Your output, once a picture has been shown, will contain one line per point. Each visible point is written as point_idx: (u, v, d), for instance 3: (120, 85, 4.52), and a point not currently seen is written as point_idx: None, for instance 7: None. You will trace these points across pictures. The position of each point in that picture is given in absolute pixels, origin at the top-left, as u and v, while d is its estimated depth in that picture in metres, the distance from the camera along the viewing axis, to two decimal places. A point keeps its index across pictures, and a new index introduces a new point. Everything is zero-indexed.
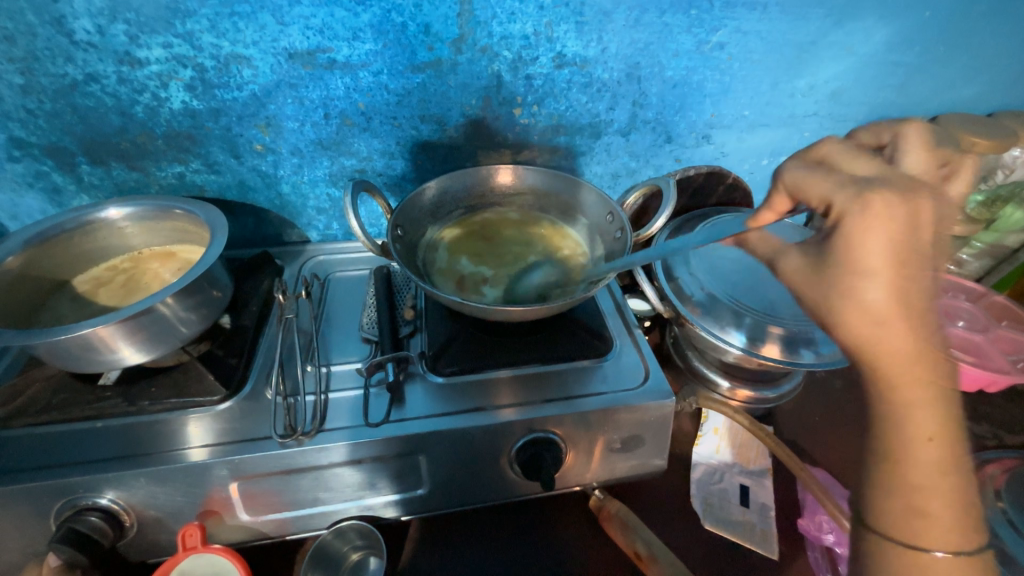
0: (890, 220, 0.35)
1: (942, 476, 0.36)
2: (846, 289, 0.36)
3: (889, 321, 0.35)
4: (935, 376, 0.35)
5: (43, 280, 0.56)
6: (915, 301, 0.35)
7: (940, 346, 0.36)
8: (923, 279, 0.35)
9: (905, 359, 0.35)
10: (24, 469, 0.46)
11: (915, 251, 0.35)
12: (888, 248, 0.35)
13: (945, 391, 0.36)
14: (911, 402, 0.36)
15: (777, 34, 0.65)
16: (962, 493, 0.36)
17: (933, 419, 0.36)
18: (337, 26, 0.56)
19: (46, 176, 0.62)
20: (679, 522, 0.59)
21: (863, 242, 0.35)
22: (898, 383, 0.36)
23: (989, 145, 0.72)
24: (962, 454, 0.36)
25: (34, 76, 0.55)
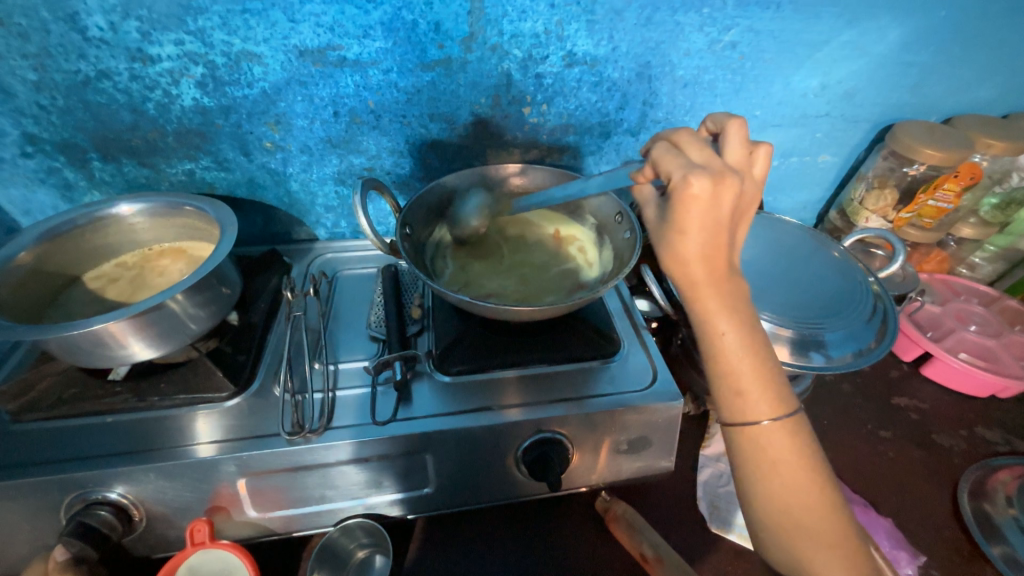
0: (706, 193, 0.40)
1: (748, 357, 0.43)
2: (669, 242, 0.43)
3: (695, 260, 0.42)
4: (728, 293, 0.43)
5: (55, 276, 0.56)
6: (715, 245, 0.42)
7: (730, 269, 0.43)
8: (718, 235, 0.42)
9: (704, 282, 0.43)
10: (35, 462, 0.46)
11: (720, 216, 0.41)
12: (700, 215, 0.40)
13: (740, 300, 0.43)
14: (712, 311, 0.43)
15: (790, 34, 0.64)
16: (768, 369, 0.44)
17: (731, 322, 0.43)
18: (348, 24, 0.56)
19: (58, 172, 0.63)
20: (686, 525, 0.59)
21: (685, 211, 0.40)
22: (702, 301, 0.43)
23: (1005, 147, 0.71)
24: (762, 338, 0.44)
25: (47, 72, 0.55)
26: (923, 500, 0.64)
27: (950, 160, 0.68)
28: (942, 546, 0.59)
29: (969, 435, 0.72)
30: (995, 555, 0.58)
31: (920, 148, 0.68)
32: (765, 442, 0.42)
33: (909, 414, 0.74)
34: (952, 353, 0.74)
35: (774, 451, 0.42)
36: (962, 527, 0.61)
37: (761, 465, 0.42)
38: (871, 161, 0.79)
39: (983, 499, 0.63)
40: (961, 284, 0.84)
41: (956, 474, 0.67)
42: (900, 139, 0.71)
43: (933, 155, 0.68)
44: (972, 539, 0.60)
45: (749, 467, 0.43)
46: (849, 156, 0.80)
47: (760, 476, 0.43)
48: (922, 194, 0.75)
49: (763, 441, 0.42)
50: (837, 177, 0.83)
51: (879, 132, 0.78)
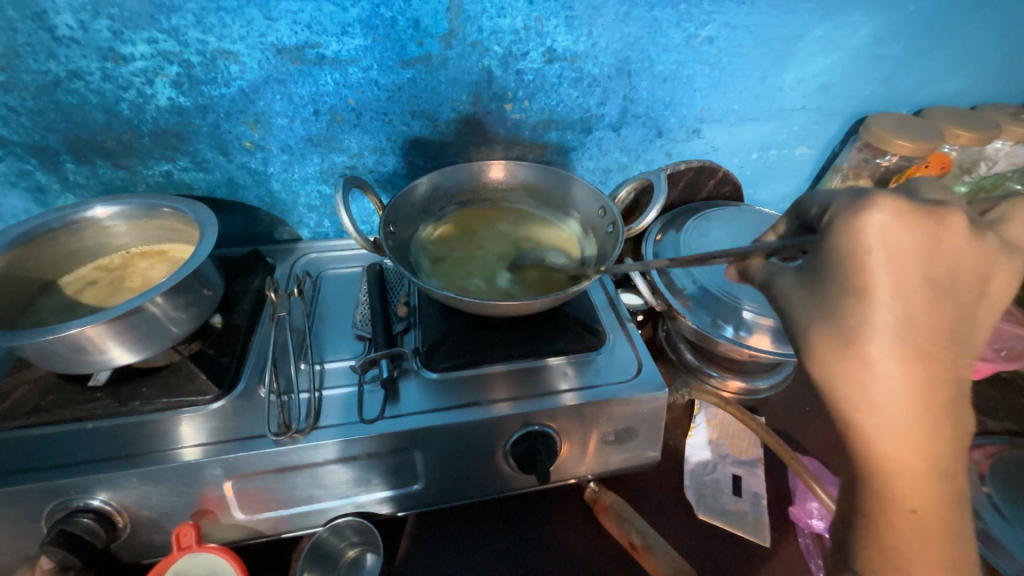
0: (907, 235, 0.35)
1: (934, 536, 0.35)
2: (854, 310, 0.36)
3: (896, 371, 0.35)
4: (936, 444, 0.35)
5: (29, 280, 0.55)
6: (927, 342, 0.35)
7: (943, 399, 0.35)
8: (930, 313, 0.35)
9: (902, 410, 0.35)
10: (13, 471, 0.45)
11: (935, 279, 0.35)
12: (898, 269, 0.35)
13: (947, 447, 0.35)
14: (901, 462, 0.35)
15: (764, 29, 0.65)
16: (959, 554, 0.36)
17: (926, 489, 0.35)
18: (326, 21, 0.55)
19: (30, 175, 0.61)
20: (674, 512, 0.60)
21: (880, 253, 0.35)
22: (890, 438, 0.35)
23: (973, 137, 0.73)
24: (954, 511, 0.36)
25: (15, 73, 0.54)
26: None
27: (920, 150, 0.70)
28: None
29: None
30: (969, 531, 0.60)
31: (891, 139, 0.70)
32: None
33: None
34: None
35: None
36: None
37: None
38: (846, 153, 0.81)
39: None
40: None
41: None
42: (872, 129, 0.73)
43: (904, 145, 0.70)
44: None
45: None
46: (825, 148, 0.82)
47: None
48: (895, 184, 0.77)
49: None
50: (815, 169, 0.85)
51: (853, 124, 0.80)
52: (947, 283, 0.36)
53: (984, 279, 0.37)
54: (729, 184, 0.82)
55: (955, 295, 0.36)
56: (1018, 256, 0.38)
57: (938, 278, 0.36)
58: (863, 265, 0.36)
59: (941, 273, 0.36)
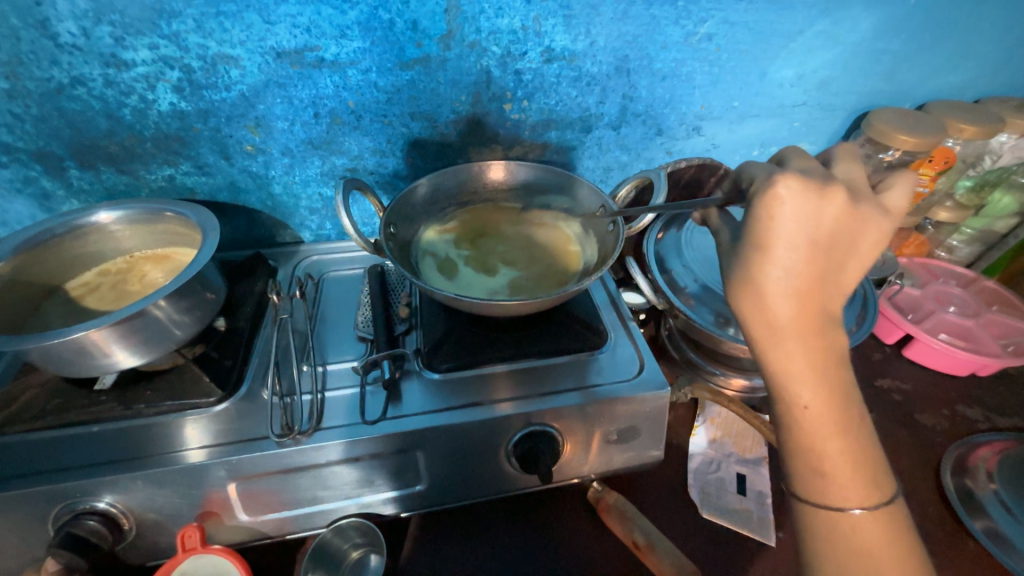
0: (798, 206, 0.37)
1: (836, 436, 0.40)
2: (750, 263, 0.39)
3: (783, 303, 0.38)
4: (818, 352, 0.39)
5: (35, 285, 0.55)
6: (808, 276, 0.38)
7: (823, 319, 0.39)
8: (814, 256, 0.38)
9: (788, 332, 0.39)
10: (20, 474, 0.46)
11: (819, 235, 0.37)
12: (791, 227, 0.37)
13: (831, 359, 0.40)
14: (798, 375, 0.39)
15: (764, 25, 0.65)
16: (858, 449, 0.40)
17: (821, 399, 0.40)
18: (325, 24, 0.55)
19: (35, 181, 0.62)
20: (678, 511, 0.60)
21: (776, 215, 0.37)
22: (784, 355, 0.39)
23: (976, 131, 0.72)
24: (850, 409, 0.40)
25: (19, 80, 0.54)
26: (907, 480, 0.65)
27: (923, 145, 0.70)
28: (927, 523, 0.61)
29: (951, 413, 0.74)
30: (977, 529, 0.60)
31: (894, 134, 0.70)
32: (849, 526, 0.39)
33: (893, 395, 0.76)
34: (932, 335, 0.76)
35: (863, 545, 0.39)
36: (946, 503, 0.63)
37: (840, 549, 0.39)
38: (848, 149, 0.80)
39: (965, 476, 0.65)
40: (940, 267, 0.86)
41: (939, 451, 0.69)
42: (874, 125, 0.72)
43: (907, 140, 0.69)
44: (955, 515, 0.61)
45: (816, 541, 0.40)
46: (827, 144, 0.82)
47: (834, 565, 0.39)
48: None
49: (849, 528, 0.39)
50: None
51: (855, 120, 0.79)
52: (833, 236, 0.38)
53: (872, 227, 0.39)
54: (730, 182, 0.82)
55: (845, 241, 0.39)
56: (890, 219, 0.40)
57: (828, 231, 0.38)
58: (757, 231, 0.38)
59: (832, 228, 0.38)
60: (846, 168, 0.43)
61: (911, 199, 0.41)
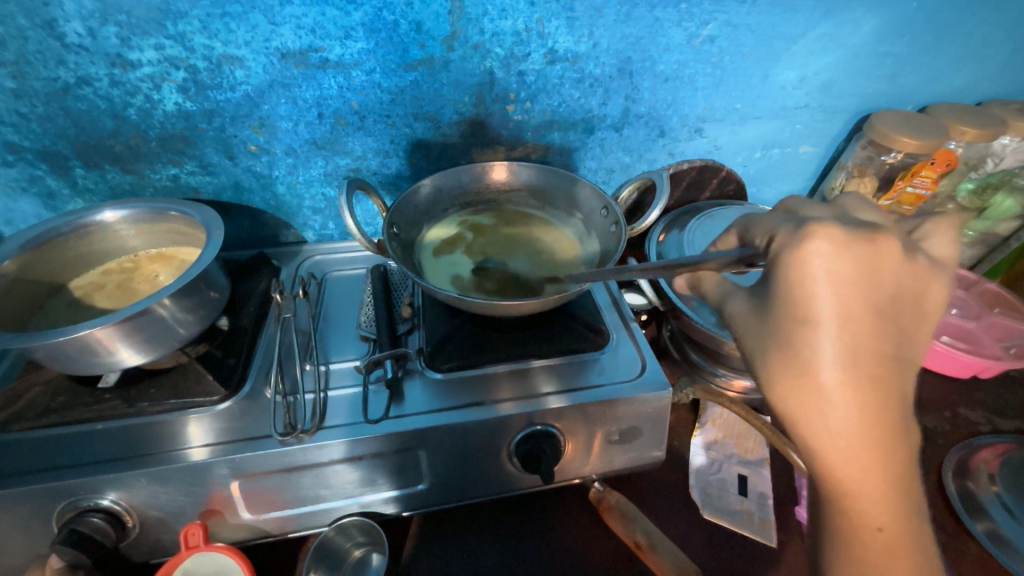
0: (844, 265, 0.34)
1: (909, 550, 0.35)
2: (796, 344, 0.35)
3: (843, 399, 0.34)
4: (883, 458, 0.35)
5: (40, 284, 0.56)
6: (874, 361, 0.34)
7: (897, 418, 0.35)
8: (878, 334, 0.34)
9: (857, 438, 0.34)
10: (25, 471, 0.46)
11: (877, 301, 0.34)
12: (843, 294, 0.34)
13: (904, 465, 0.35)
14: (860, 484, 0.35)
15: (767, 27, 0.65)
16: (932, 571, 0.36)
17: (888, 509, 0.35)
18: (329, 26, 0.56)
19: (41, 180, 0.62)
20: (679, 512, 0.60)
21: (820, 284, 0.34)
22: (851, 464, 0.35)
23: (978, 133, 0.72)
24: (918, 517, 0.36)
25: (26, 79, 0.55)
26: None
27: (925, 147, 0.70)
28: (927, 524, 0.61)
29: (953, 416, 0.74)
30: (978, 532, 0.60)
31: (896, 136, 0.70)
32: None
33: None
34: (934, 337, 0.76)
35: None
36: (947, 505, 0.63)
37: None
38: (850, 151, 0.80)
39: (967, 478, 0.65)
40: None
41: (941, 454, 0.69)
42: (876, 128, 0.73)
43: (909, 143, 0.70)
44: (957, 517, 0.62)
45: None
46: (829, 146, 0.82)
47: None
48: (899, 181, 0.77)
49: None
50: (819, 167, 0.85)
51: (857, 122, 0.79)
52: (887, 308, 0.35)
53: (926, 297, 0.36)
54: (732, 183, 0.82)
55: (899, 316, 0.35)
56: (945, 275, 0.37)
57: (880, 303, 0.34)
58: (801, 295, 0.35)
59: (883, 299, 0.35)
60: (869, 215, 0.41)
61: (956, 249, 0.39)
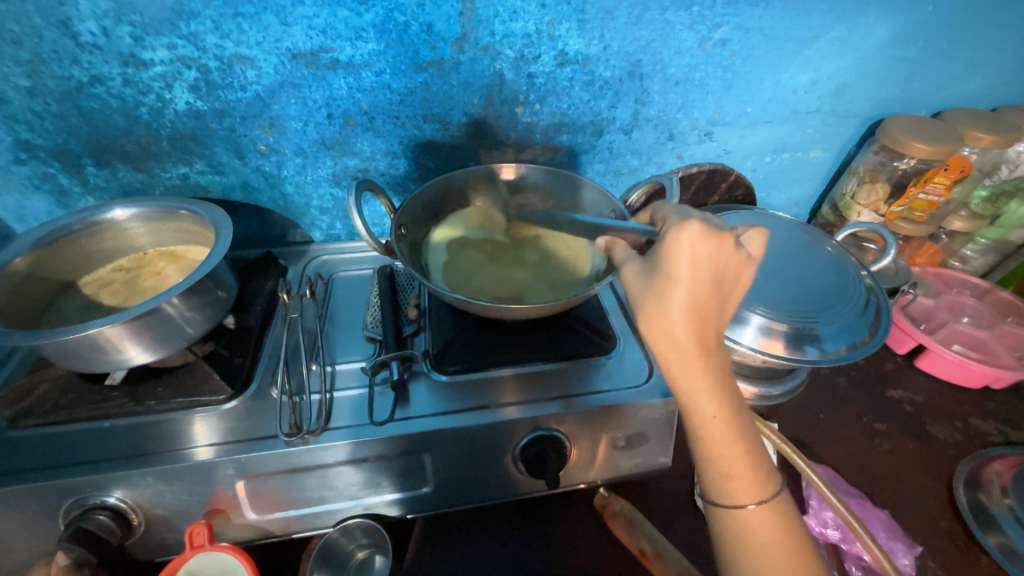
0: (698, 243, 0.39)
1: (736, 441, 0.40)
2: (656, 290, 0.39)
3: (684, 323, 0.39)
4: (713, 367, 0.40)
5: (51, 281, 0.56)
6: (707, 303, 0.39)
7: (720, 337, 0.40)
8: (713, 289, 0.39)
9: (691, 355, 0.39)
10: (34, 468, 0.46)
11: (716, 265, 0.39)
12: (694, 262, 0.38)
13: (727, 369, 0.41)
14: (699, 390, 0.40)
15: (779, 31, 0.65)
16: (754, 452, 0.41)
17: (720, 405, 0.40)
18: (340, 26, 0.56)
19: (53, 178, 0.63)
20: (685, 519, 0.59)
21: (680, 247, 0.39)
22: (687, 373, 0.40)
23: (993, 140, 0.71)
24: (743, 415, 0.41)
25: (40, 78, 0.55)
26: (918, 493, 0.64)
27: (938, 153, 0.69)
28: (938, 537, 0.60)
29: (964, 426, 0.73)
30: (991, 545, 0.59)
31: (909, 142, 0.69)
32: (751, 527, 0.40)
33: (904, 406, 0.75)
34: (946, 345, 0.75)
35: (765, 539, 0.40)
36: (959, 517, 0.62)
37: (753, 549, 0.40)
38: (862, 156, 0.79)
39: (978, 490, 0.64)
40: (954, 277, 0.85)
41: (951, 465, 0.68)
42: (889, 132, 0.72)
43: (922, 149, 0.69)
44: (968, 530, 0.61)
45: (733, 546, 0.41)
46: (840, 151, 0.81)
47: (745, 555, 0.40)
48: (913, 187, 0.76)
49: (754, 529, 0.40)
50: (829, 172, 0.84)
51: (870, 127, 0.78)
52: (726, 263, 0.39)
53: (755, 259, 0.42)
54: (741, 188, 0.82)
55: (737, 274, 0.40)
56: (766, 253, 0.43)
57: (721, 263, 0.39)
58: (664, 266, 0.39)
59: (725, 262, 0.39)
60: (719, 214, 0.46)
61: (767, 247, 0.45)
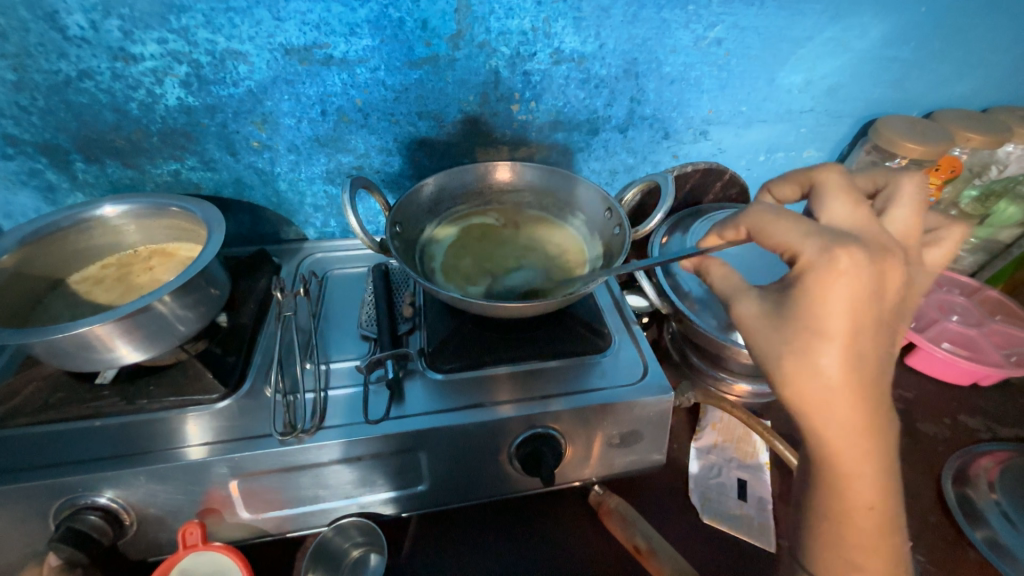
0: (854, 291, 0.37)
1: (871, 520, 0.40)
2: (809, 348, 0.38)
3: (836, 388, 0.38)
4: (865, 442, 0.39)
5: (39, 278, 0.55)
6: (867, 366, 0.38)
7: (874, 408, 0.39)
8: (874, 339, 0.38)
9: (846, 422, 0.38)
10: (23, 468, 0.46)
11: (880, 318, 0.38)
12: (846, 311, 0.37)
13: (877, 445, 0.39)
14: (842, 461, 0.39)
15: (774, 30, 0.65)
16: (890, 535, 0.40)
17: (865, 478, 0.40)
18: (334, 22, 0.55)
19: (40, 174, 0.62)
20: (679, 515, 0.60)
21: (845, 296, 0.37)
22: (830, 440, 0.39)
23: (984, 140, 0.72)
24: (887, 492, 0.40)
25: (27, 72, 0.54)
26: (908, 488, 0.65)
27: (930, 153, 0.70)
28: (926, 531, 0.61)
29: (953, 423, 0.74)
30: (978, 539, 0.60)
31: (900, 142, 0.70)
32: None
33: (895, 403, 0.76)
34: (935, 343, 0.76)
35: None
36: (947, 512, 0.63)
37: None
38: (854, 156, 0.80)
39: (966, 485, 0.65)
40: (944, 275, 0.86)
41: (940, 461, 0.69)
42: (881, 133, 0.72)
43: (913, 148, 0.70)
44: (956, 525, 0.62)
45: None
46: (833, 151, 0.81)
47: None
48: None
49: None
50: None
51: (862, 126, 0.79)
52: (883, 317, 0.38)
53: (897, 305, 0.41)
54: (735, 187, 0.83)
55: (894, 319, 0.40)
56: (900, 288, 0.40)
57: (892, 302, 0.39)
58: (819, 306, 0.38)
59: (892, 299, 0.39)
60: (834, 217, 0.43)
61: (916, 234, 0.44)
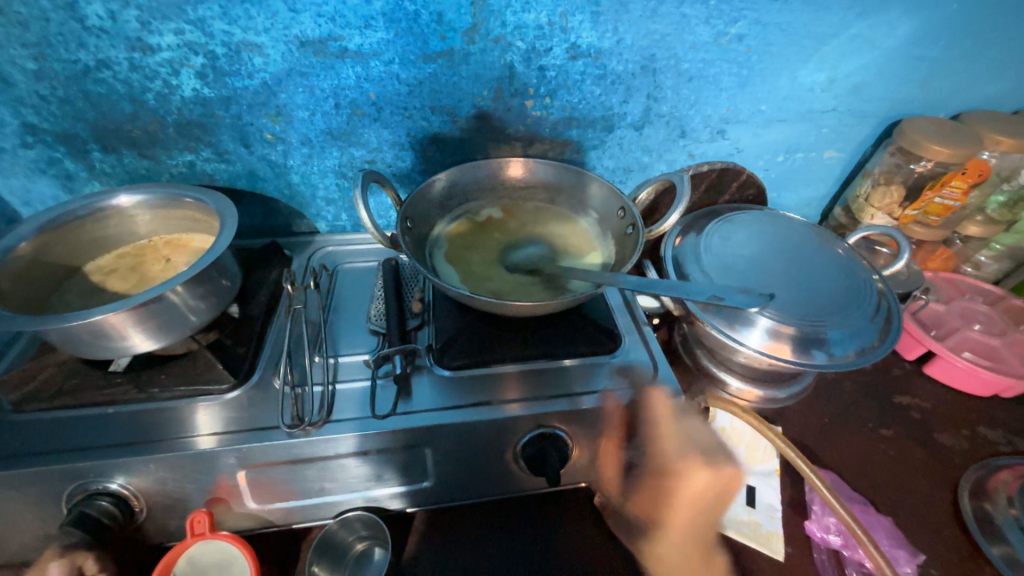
0: (671, 418, 0.54)
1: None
2: (654, 468, 0.54)
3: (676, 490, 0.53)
4: (692, 540, 0.55)
5: (56, 266, 0.56)
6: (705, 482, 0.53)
7: (699, 504, 0.55)
8: (711, 459, 0.53)
9: (676, 522, 0.55)
10: (37, 453, 0.47)
11: (705, 450, 0.53)
12: (671, 438, 0.54)
13: (697, 531, 0.56)
14: (680, 547, 0.54)
15: (798, 26, 0.63)
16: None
17: (696, 564, 0.53)
18: (349, 14, 0.55)
19: (59, 162, 0.62)
20: (685, 520, 0.59)
21: (665, 428, 0.54)
22: (667, 538, 0.55)
23: (1014, 143, 0.69)
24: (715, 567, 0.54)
25: (46, 61, 0.54)
26: (923, 500, 0.64)
27: (956, 156, 0.68)
28: (940, 544, 0.60)
29: (971, 434, 0.72)
30: (994, 554, 0.58)
31: (927, 143, 0.68)
32: None
33: (911, 412, 0.74)
34: (955, 352, 0.74)
35: None
36: (962, 526, 0.61)
37: None
38: (877, 157, 0.78)
39: (983, 499, 0.63)
40: (966, 282, 0.84)
41: (956, 473, 0.67)
42: (906, 134, 0.70)
43: (940, 151, 0.67)
44: (971, 538, 0.60)
45: None
46: (855, 152, 0.79)
47: None
48: (928, 191, 0.74)
49: None
50: (843, 173, 0.82)
51: (887, 127, 0.76)
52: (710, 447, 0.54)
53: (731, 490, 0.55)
54: (752, 188, 0.81)
55: (731, 466, 0.53)
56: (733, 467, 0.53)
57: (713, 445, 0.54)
58: (650, 446, 0.54)
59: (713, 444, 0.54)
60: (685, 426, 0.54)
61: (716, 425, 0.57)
